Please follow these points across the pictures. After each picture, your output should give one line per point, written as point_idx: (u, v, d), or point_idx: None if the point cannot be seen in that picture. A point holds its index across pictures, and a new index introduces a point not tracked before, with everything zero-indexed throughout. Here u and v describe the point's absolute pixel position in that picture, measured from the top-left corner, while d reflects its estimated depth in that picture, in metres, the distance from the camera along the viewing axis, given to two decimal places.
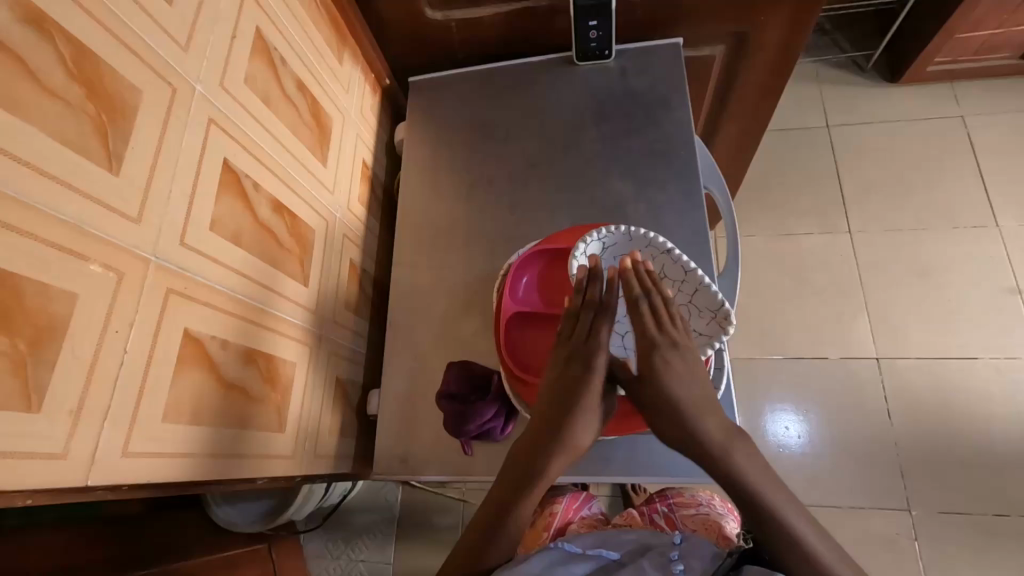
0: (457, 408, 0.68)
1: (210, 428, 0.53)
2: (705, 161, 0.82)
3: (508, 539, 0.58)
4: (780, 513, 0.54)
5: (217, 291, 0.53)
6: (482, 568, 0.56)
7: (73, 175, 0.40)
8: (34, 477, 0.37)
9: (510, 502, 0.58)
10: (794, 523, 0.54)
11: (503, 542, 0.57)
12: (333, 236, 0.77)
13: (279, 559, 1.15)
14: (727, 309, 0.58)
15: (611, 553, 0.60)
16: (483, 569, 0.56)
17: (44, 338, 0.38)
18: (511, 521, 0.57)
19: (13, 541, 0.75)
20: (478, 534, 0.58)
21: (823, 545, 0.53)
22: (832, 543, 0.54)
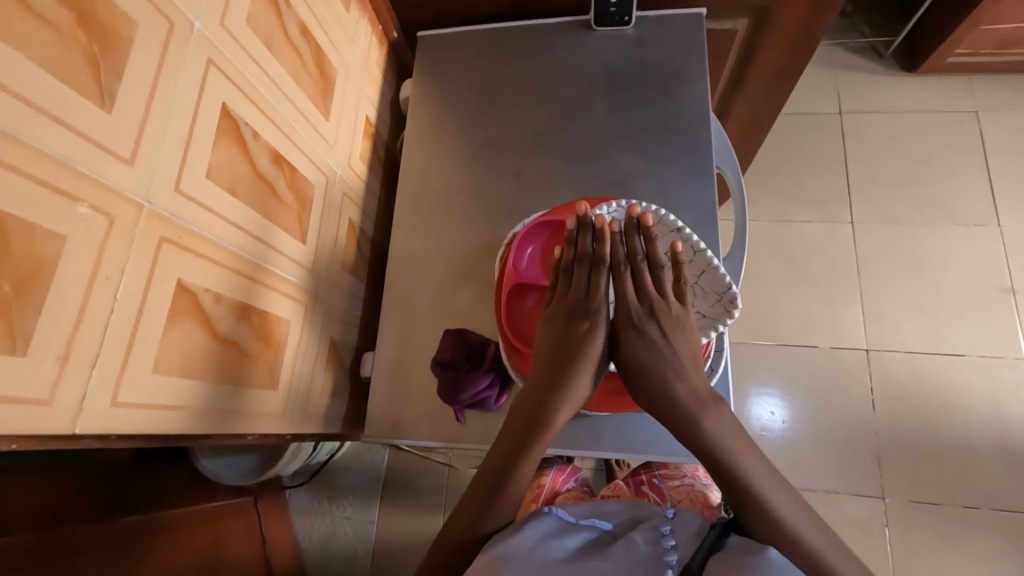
0: (455, 380, 0.68)
1: (203, 381, 0.52)
2: (719, 139, 0.80)
3: (510, 500, 0.58)
4: (751, 481, 0.54)
5: (211, 242, 0.51)
6: (486, 528, 0.57)
7: (64, 110, 0.37)
8: (18, 423, 0.35)
9: (512, 465, 0.58)
10: (795, 525, 0.53)
11: (506, 504, 0.58)
12: (332, 193, 0.75)
13: (264, 513, 1.17)
14: (734, 292, 0.56)
15: (601, 525, 0.59)
16: (487, 530, 0.57)
17: (31, 279, 0.36)
18: (513, 482, 0.57)
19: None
20: (482, 498, 0.58)
21: (782, 497, 0.54)
22: (789, 491, 0.55)
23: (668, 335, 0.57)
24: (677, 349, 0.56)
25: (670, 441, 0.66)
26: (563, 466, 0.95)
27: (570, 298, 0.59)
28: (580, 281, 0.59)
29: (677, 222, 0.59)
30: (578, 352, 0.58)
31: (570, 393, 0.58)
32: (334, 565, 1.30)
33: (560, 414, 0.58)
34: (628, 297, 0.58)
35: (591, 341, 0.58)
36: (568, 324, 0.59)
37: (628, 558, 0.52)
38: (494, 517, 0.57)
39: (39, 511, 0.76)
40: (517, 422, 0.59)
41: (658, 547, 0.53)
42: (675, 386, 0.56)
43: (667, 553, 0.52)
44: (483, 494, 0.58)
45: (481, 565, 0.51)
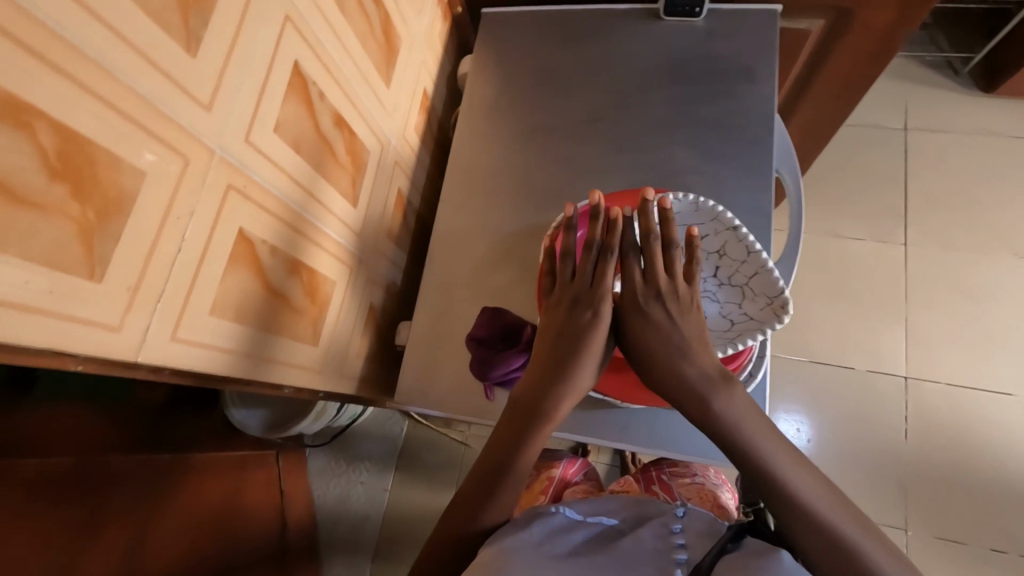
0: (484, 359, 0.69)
1: (253, 328, 0.54)
2: (781, 141, 0.77)
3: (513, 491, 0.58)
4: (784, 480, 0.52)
5: (272, 195, 0.52)
6: (485, 521, 0.57)
7: (156, 50, 0.38)
8: (88, 347, 0.37)
9: (512, 458, 0.58)
10: (832, 522, 0.50)
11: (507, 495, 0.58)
12: (385, 161, 0.76)
13: (284, 467, 1.21)
14: (786, 297, 0.53)
15: (608, 521, 0.60)
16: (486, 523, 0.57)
17: (113, 210, 0.37)
18: (513, 474, 0.57)
19: (38, 410, 0.79)
20: (481, 490, 0.58)
21: (817, 492, 0.51)
22: (824, 482, 0.52)
23: (674, 319, 0.55)
24: (685, 331, 0.54)
25: (691, 439, 0.65)
26: (571, 461, 0.94)
27: (574, 284, 0.57)
28: (585, 269, 0.57)
29: (733, 219, 0.56)
30: (584, 343, 0.56)
31: (574, 386, 0.57)
32: (345, 526, 1.33)
33: (563, 404, 0.58)
34: (635, 279, 0.56)
35: (597, 331, 0.56)
36: (572, 314, 0.57)
37: (637, 555, 0.54)
38: (494, 511, 0.57)
39: (80, 439, 0.80)
40: (518, 415, 0.58)
41: (667, 545, 0.55)
42: (684, 370, 0.54)
43: (677, 553, 0.54)
44: (482, 488, 0.58)
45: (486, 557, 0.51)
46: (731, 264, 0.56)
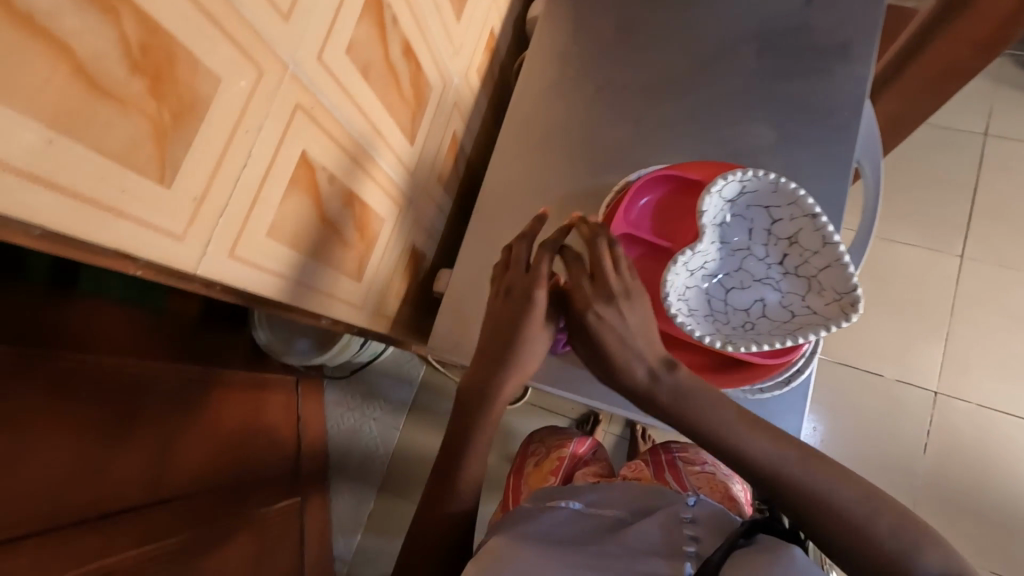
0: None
1: (305, 256, 0.53)
2: (868, 130, 0.72)
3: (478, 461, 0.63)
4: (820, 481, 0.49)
5: (336, 120, 0.50)
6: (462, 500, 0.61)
7: None
8: (152, 253, 0.36)
9: (466, 437, 0.62)
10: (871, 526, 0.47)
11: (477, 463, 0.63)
12: (445, 102, 0.72)
13: (302, 393, 1.24)
14: (858, 295, 0.50)
15: (614, 511, 0.60)
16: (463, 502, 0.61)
17: (187, 114, 0.35)
18: (470, 452, 0.62)
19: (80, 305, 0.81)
20: (444, 471, 0.63)
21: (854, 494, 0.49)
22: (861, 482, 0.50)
23: (615, 317, 0.54)
24: (627, 327, 0.53)
25: None
26: (582, 439, 0.87)
27: (513, 270, 0.58)
28: (521, 257, 0.58)
29: (814, 207, 0.51)
30: (521, 335, 0.57)
31: (516, 368, 0.59)
32: (354, 458, 1.38)
33: (506, 389, 0.60)
34: (577, 278, 0.55)
35: (533, 318, 0.56)
36: (508, 300, 0.58)
37: (643, 545, 0.53)
38: (462, 493, 0.62)
39: (120, 340, 0.82)
40: (467, 400, 0.62)
41: (676, 535, 0.54)
42: (632, 369, 0.54)
43: (687, 544, 0.53)
44: (442, 467, 0.63)
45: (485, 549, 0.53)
46: (801, 253, 0.53)
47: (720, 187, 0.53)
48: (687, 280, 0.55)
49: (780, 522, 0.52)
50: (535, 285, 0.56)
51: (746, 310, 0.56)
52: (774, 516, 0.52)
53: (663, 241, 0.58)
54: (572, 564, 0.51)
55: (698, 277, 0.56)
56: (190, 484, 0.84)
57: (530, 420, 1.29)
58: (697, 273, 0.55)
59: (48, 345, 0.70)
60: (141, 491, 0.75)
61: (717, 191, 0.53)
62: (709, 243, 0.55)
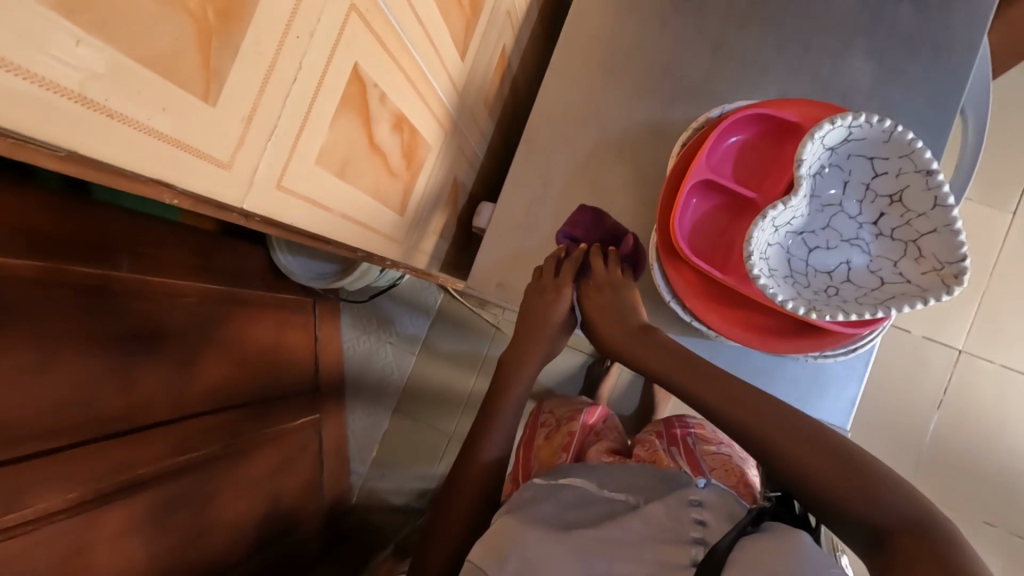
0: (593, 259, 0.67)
1: (352, 187, 0.47)
2: (979, 73, 0.63)
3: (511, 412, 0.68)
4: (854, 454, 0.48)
5: (392, 28, 0.43)
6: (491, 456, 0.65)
7: None
8: (196, 183, 0.31)
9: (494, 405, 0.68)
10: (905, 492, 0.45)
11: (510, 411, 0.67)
12: (499, 9, 0.63)
13: (320, 316, 1.21)
14: (965, 266, 0.44)
15: (621, 495, 0.57)
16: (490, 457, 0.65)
17: (235, 13, 0.29)
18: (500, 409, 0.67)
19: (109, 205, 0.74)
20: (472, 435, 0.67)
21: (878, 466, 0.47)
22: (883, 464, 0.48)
23: (618, 298, 0.63)
24: (622, 303, 0.62)
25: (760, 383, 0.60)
26: (592, 409, 0.80)
27: (545, 275, 0.66)
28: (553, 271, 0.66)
29: (931, 162, 0.45)
30: (548, 316, 0.66)
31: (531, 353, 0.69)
32: (370, 380, 1.37)
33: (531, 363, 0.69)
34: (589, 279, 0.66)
35: (552, 314, 0.66)
36: (539, 292, 0.66)
37: (648, 533, 0.50)
38: (489, 448, 0.65)
39: (142, 250, 0.75)
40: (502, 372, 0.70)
41: (681, 520, 0.51)
42: (611, 328, 0.63)
43: (692, 530, 0.50)
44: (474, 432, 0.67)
45: (492, 537, 0.52)
46: (903, 214, 0.48)
47: (823, 133, 0.47)
48: (769, 237, 0.50)
49: (790, 508, 0.50)
50: (562, 292, 0.65)
51: (829, 272, 0.52)
52: (786, 504, 0.50)
53: (744, 190, 0.53)
54: (573, 548, 0.49)
55: (781, 233, 0.51)
56: (217, 398, 0.82)
57: None
58: (780, 228, 0.50)
59: (72, 252, 0.64)
60: (169, 406, 0.73)
61: (819, 138, 0.47)
62: (802, 197, 0.49)
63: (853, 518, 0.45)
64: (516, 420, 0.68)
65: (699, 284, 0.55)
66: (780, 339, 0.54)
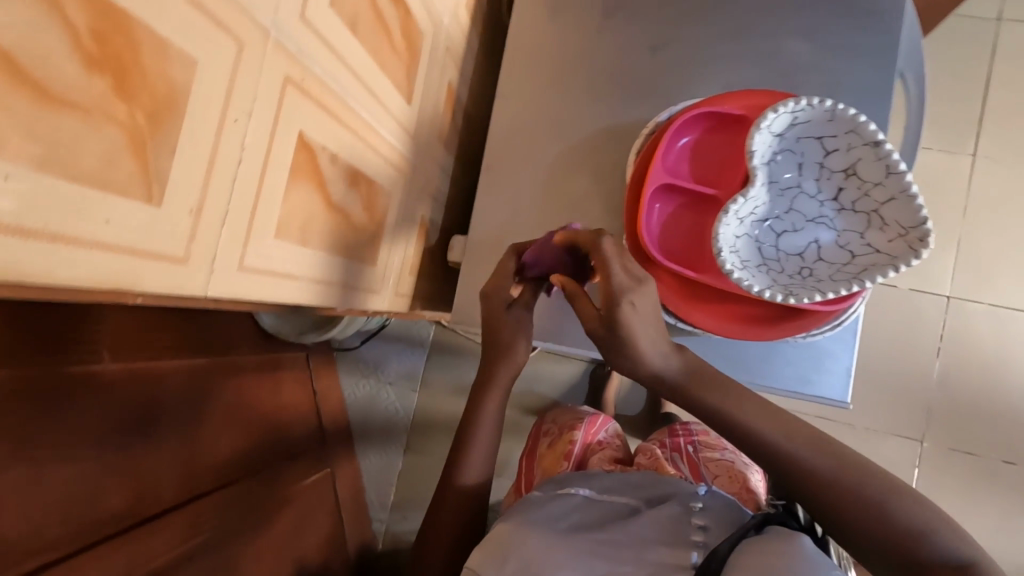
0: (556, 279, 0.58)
1: (318, 250, 0.47)
2: (910, 34, 0.65)
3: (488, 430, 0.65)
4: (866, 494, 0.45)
5: (331, 91, 0.43)
6: (463, 477, 0.63)
7: None
8: (155, 282, 0.31)
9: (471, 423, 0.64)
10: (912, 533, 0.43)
11: (486, 429, 0.64)
12: (438, 46, 0.64)
13: (316, 367, 1.21)
14: (929, 228, 0.45)
15: (625, 499, 0.56)
16: (462, 481, 0.63)
17: (165, 112, 0.29)
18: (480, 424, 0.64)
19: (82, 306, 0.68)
20: (453, 452, 0.65)
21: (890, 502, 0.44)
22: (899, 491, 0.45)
23: (642, 306, 0.49)
24: (645, 316, 0.49)
25: (761, 368, 0.60)
26: (594, 418, 0.80)
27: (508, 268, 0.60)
28: (510, 266, 0.59)
29: (877, 133, 0.46)
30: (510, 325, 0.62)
31: (496, 389, 0.65)
32: (376, 422, 1.37)
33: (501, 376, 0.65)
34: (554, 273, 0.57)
35: (514, 342, 0.62)
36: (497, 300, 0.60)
37: (649, 536, 0.50)
38: (473, 468, 0.63)
39: (126, 333, 0.72)
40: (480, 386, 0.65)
41: (682, 523, 0.51)
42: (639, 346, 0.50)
43: (694, 534, 0.50)
44: (457, 444, 0.65)
45: (491, 538, 0.51)
46: (860, 186, 0.49)
47: (769, 121, 0.48)
48: (737, 229, 0.50)
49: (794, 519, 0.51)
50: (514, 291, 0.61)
51: (801, 254, 0.52)
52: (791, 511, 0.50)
53: (704, 187, 0.54)
54: (573, 550, 0.48)
55: (747, 224, 0.52)
56: (223, 469, 0.81)
57: (546, 368, 1.27)
58: (746, 218, 0.51)
59: (51, 346, 0.61)
60: (176, 488, 0.72)
61: (766, 126, 0.48)
62: (760, 186, 0.50)
63: (854, 534, 0.45)
64: (497, 429, 0.65)
65: (678, 285, 0.56)
66: (768, 326, 0.54)
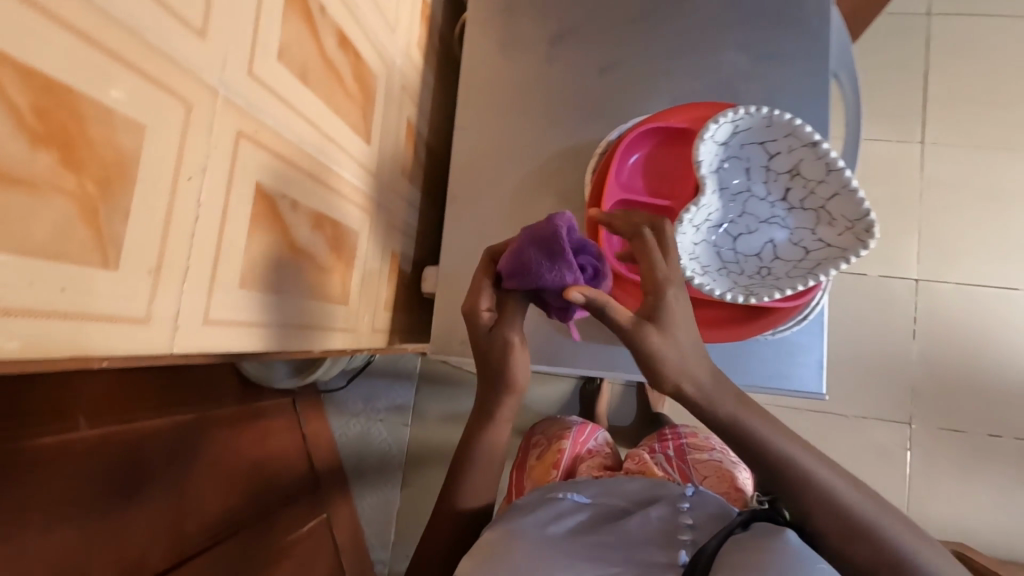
0: (529, 283, 0.48)
1: (287, 295, 0.48)
2: (839, 38, 0.68)
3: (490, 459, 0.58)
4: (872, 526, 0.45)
5: (287, 139, 0.45)
6: (461, 503, 0.58)
7: None
8: (118, 344, 0.31)
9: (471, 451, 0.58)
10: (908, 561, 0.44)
11: (489, 458, 0.58)
12: (392, 85, 0.66)
13: (303, 412, 1.18)
14: (872, 219, 0.48)
15: (616, 502, 0.56)
16: (461, 506, 0.58)
17: (115, 178, 0.30)
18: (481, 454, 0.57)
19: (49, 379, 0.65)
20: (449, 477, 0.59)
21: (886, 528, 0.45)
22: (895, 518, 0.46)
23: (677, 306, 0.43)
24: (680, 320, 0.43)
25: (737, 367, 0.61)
26: (582, 427, 0.80)
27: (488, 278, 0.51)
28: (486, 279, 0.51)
29: (814, 134, 0.49)
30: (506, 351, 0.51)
31: (501, 421, 0.56)
32: (370, 460, 1.35)
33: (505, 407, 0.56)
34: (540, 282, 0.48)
35: (517, 372, 0.53)
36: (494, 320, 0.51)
37: (641, 537, 0.50)
38: (472, 493, 0.58)
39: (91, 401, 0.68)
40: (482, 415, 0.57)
41: (673, 525, 0.51)
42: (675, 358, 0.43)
43: (683, 533, 0.50)
44: (456, 471, 0.58)
45: (484, 542, 0.49)
46: (805, 185, 0.51)
47: (712, 132, 0.50)
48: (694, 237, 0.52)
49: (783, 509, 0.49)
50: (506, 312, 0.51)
51: (758, 254, 0.54)
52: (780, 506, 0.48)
53: (660, 199, 0.55)
54: (566, 554, 0.47)
55: (704, 230, 0.53)
56: (214, 526, 0.79)
57: (535, 388, 1.27)
58: (702, 225, 0.53)
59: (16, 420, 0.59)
60: (165, 550, 0.70)
61: (710, 137, 0.50)
62: (711, 193, 0.52)
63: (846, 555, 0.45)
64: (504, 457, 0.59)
65: None
66: (738, 327, 0.56)
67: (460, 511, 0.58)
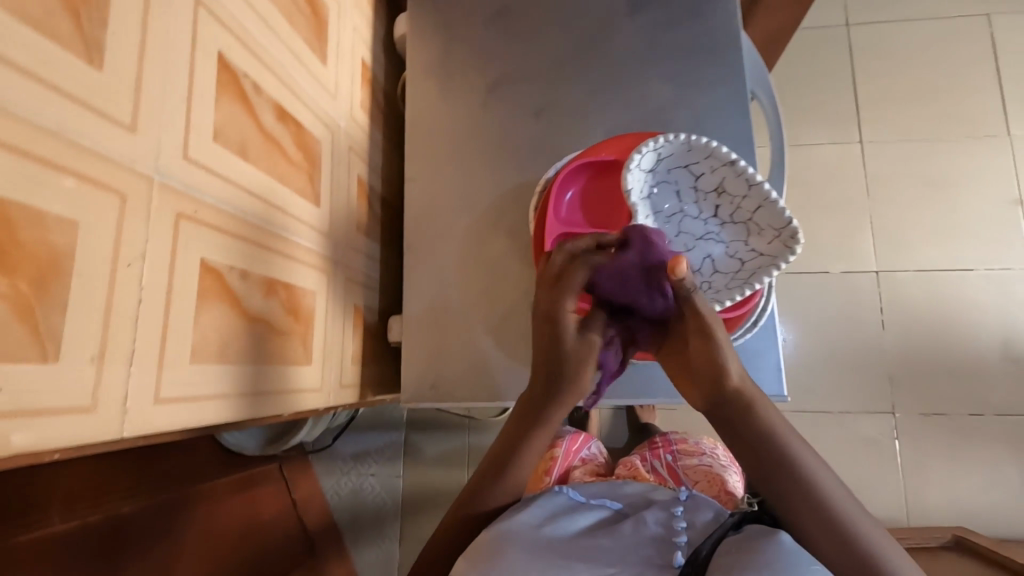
0: (617, 292, 0.46)
1: (245, 363, 0.49)
2: (752, 59, 0.73)
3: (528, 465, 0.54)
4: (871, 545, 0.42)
5: (230, 214, 0.46)
6: (482, 508, 0.54)
7: (66, 79, 0.32)
8: (65, 434, 0.32)
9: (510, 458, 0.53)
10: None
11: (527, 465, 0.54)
12: (339, 148, 0.68)
13: (291, 479, 1.13)
14: (795, 226, 0.50)
15: (613, 504, 0.57)
16: (483, 510, 0.54)
17: (51, 276, 0.31)
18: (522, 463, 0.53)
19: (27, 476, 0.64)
20: (476, 480, 0.55)
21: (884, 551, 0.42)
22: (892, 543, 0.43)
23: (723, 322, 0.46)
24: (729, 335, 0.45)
25: None
26: (575, 433, 0.81)
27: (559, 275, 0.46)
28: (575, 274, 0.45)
29: (730, 153, 0.52)
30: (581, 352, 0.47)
31: (548, 429, 0.52)
32: (366, 516, 1.31)
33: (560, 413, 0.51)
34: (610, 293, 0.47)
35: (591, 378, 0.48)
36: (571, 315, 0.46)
37: (635, 539, 0.49)
38: (500, 495, 0.54)
39: (76, 488, 0.68)
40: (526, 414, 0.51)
41: (668, 529, 0.50)
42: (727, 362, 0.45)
43: (677, 533, 0.49)
44: (487, 474, 0.54)
45: (484, 539, 0.49)
46: (732, 201, 0.53)
47: (637, 161, 0.53)
48: None
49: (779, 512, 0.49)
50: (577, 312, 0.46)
51: (698, 269, 0.56)
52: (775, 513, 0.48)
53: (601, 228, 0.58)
54: (559, 552, 0.48)
55: None
56: None
57: None
58: None
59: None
60: None
61: (636, 166, 0.53)
62: (645, 219, 0.55)
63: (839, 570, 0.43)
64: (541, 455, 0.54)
65: None
66: None
67: (481, 511, 0.54)
